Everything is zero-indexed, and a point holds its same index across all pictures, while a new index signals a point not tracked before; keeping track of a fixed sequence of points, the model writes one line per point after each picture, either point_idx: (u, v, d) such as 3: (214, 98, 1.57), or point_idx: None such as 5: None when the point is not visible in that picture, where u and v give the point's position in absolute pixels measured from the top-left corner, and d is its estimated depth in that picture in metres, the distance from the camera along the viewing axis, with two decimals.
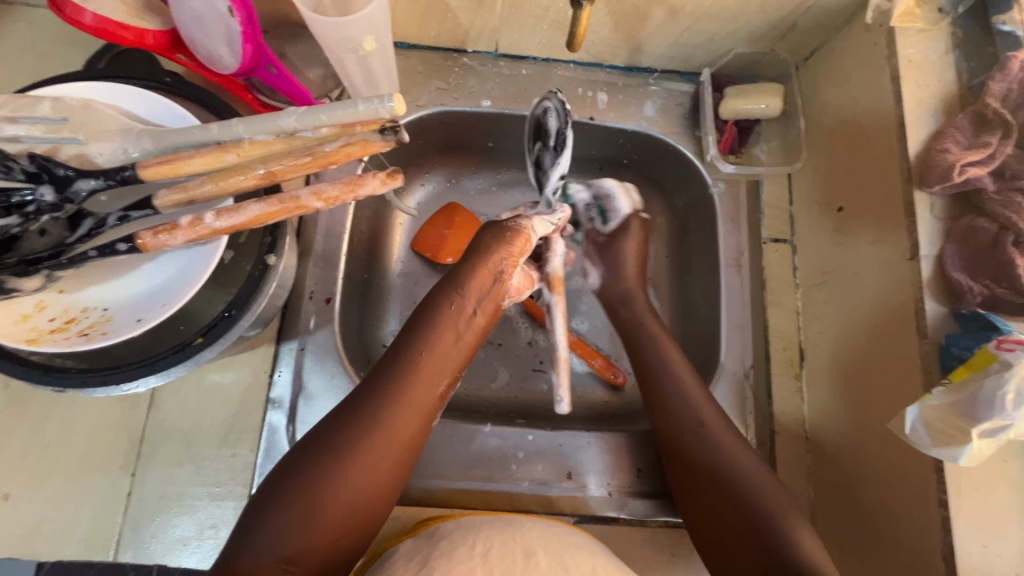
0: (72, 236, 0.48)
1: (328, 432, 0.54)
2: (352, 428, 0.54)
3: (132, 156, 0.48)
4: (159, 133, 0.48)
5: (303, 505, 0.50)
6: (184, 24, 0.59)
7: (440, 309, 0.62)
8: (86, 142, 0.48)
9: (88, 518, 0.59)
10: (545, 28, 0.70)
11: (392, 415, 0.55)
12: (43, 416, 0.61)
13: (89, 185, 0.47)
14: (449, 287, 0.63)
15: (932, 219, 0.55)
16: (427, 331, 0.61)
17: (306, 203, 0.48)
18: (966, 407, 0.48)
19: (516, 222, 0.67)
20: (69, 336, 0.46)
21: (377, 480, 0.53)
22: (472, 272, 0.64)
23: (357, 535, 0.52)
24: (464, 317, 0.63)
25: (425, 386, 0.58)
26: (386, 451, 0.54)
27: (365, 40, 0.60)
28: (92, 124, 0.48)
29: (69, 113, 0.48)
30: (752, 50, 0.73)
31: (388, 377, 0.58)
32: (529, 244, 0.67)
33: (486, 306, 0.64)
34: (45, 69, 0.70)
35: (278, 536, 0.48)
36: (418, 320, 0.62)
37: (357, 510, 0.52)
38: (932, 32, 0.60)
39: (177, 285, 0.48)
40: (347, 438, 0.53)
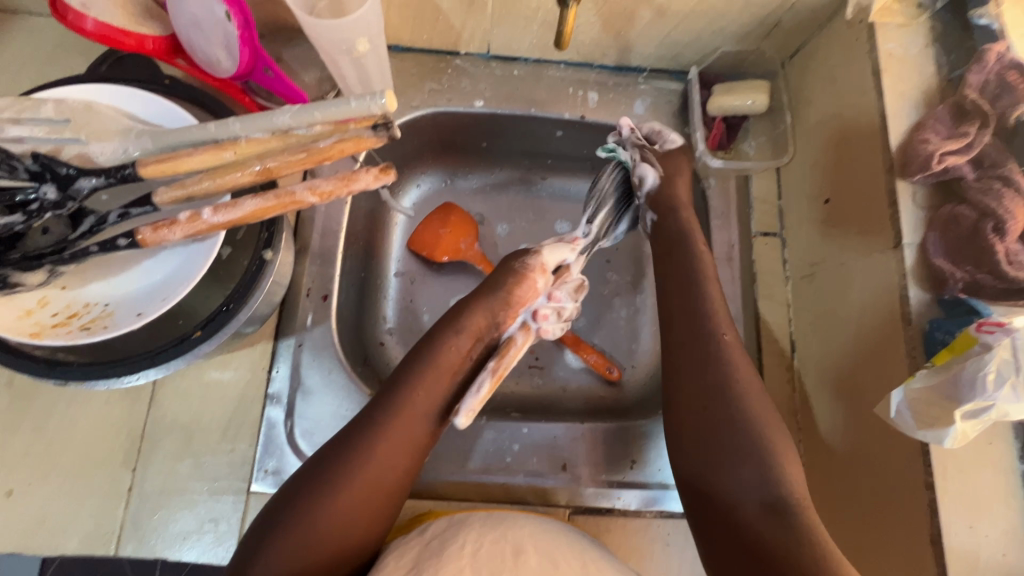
0: (74, 233, 0.49)
1: (323, 464, 0.54)
2: (343, 465, 0.54)
3: (133, 155, 0.50)
4: (159, 132, 0.50)
5: (296, 532, 0.50)
6: (183, 29, 0.61)
7: (435, 354, 0.61)
8: (88, 142, 0.50)
9: (90, 513, 0.60)
10: (535, 29, 0.72)
11: (382, 452, 0.55)
12: (45, 414, 0.62)
13: (91, 182, 0.48)
14: (451, 327, 0.63)
15: (914, 208, 0.56)
16: (420, 374, 0.59)
17: (302, 198, 0.49)
18: (949, 389, 0.48)
19: (524, 264, 0.67)
20: (71, 330, 0.48)
21: (362, 518, 0.53)
22: (472, 317, 0.63)
23: (348, 562, 0.53)
24: (460, 357, 0.61)
25: (412, 427, 0.57)
26: (372, 488, 0.54)
27: (358, 42, 0.61)
28: (93, 125, 0.50)
29: (71, 114, 0.50)
30: (739, 48, 0.74)
31: (382, 410, 0.57)
32: (533, 291, 0.66)
33: (479, 351, 0.63)
34: (47, 74, 0.72)
35: (273, 563, 0.49)
36: (415, 357, 0.61)
37: (347, 544, 0.52)
38: (912, 27, 0.62)
39: (176, 281, 0.49)
40: (338, 470, 0.53)
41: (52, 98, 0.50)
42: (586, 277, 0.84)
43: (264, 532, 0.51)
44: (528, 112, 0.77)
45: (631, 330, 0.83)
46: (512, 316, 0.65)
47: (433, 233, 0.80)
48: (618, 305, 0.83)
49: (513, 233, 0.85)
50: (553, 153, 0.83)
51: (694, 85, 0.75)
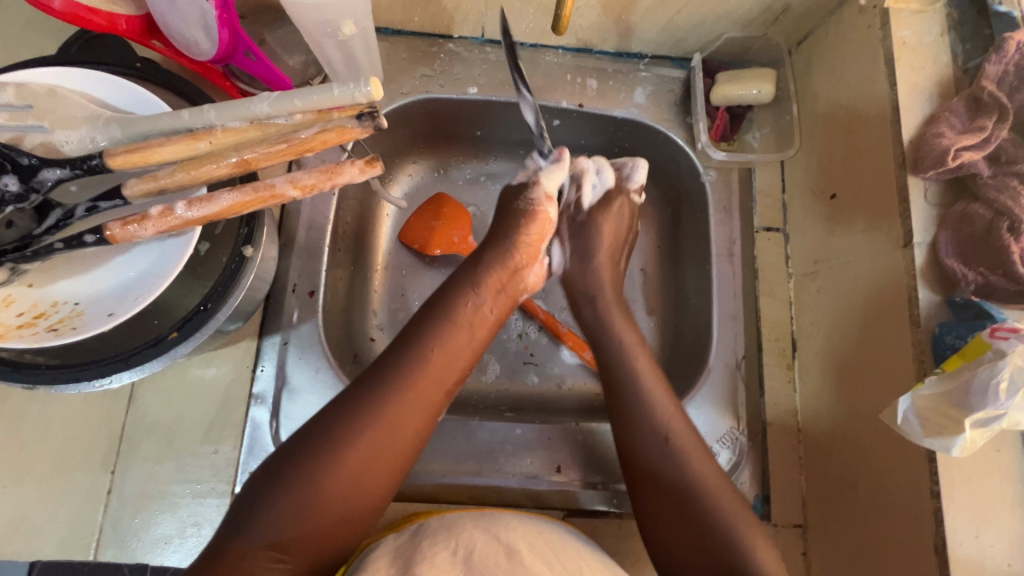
0: (38, 228, 0.46)
1: (337, 417, 0.52)
2: (357, 417, 0.52)
3: (100, 144, 0.47)
4: (129, 120, 0.46)
5: (303, 488, 0.48)
6: (157, 9, 0.57)
7: (452, 302, 0.60)
8: (52, 130, 0.47)
9: (67, 517, 0.58)
10: (532, 11, 0.68)
11: (397, 406, 0.53)
12: (19, 415, 0.60)
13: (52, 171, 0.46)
14: (471, 276, 0.62)
15: (925, 205, 0.54)
16: (437, 324, 0.58)
17: (282, 192, 0.46)
18: (960, 397, 0.46)
19: (524, 203, 0.65)
20: (37, 332, 0.45)
21: (372, 477, 0.51)
22: (489, 267, 0.63)
23: (358, 522, 0.51)
24: (480, 312, 0.61)
25: (430, 381, 0.55)
26: (387, 445, 0.52)
27: (345, 23, 0.58)
28: (57, 111, 0.47)
29: (33, 99, 0.47)
30: (745, 34, 0.71)
31: (400, 362, 0.55)
32: (547, 225, 0.66)
33: (501, 300, 0.63)
34: (14, 57, 0.68)
35: (274, 521, 0.47)
36: (434, 307, 0.60)
37: (355, 504, 0.51)
38: (927, 14, 0.59)
39: (149, 278, 0.46)
40: (348, 423, 0.51)
41: (12, 81, 0.46)
42: None
43: (262, 491, 0.48)
44: (523, 99, 0.74)
45: None
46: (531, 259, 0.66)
47: (425, 223, 0.77)
48: None
49: None
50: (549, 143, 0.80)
51: (697, 73, 0.72)
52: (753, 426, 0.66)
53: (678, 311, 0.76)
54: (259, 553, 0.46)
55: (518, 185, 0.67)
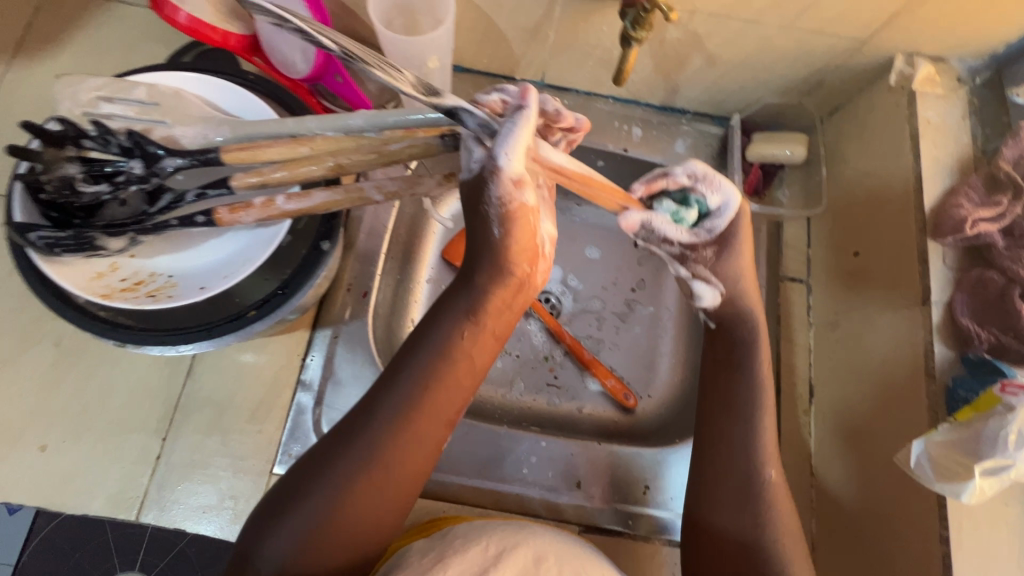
0: (150, 210, 0.53)
1: (332, 455, 0.50)
2: (350, 459, 0.50)
3: (212, 141, 0.53)
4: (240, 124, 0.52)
5: (309, 534, 0.48)
6: (264, 32, 0.67)
7: (444, 333, 0.53)
8: (173, 126, 0.53)
9: (117, 476, 0.62)
10: (591, 64, 0.76)
11: (396, 450, 0.51)
12: (87, 376, 0.64)
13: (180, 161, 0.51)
14: (460, 300, 0.54)
15: (943, 268, 0.59)
16: (431, 361, 0.52)
17: (369, 196, 0.53)
18: (971, 444, 0.49)
19: (496, 203, 0.50)
20: (138, 296, 0.51)
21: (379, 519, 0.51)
22: (489, 292, 0.53)
23: (362, 555, 0.51)
24: (483, 341, 0.54)
25: (429, 423, 0.52)
26: (382, 487, 0.50)
27: (429, 60, 0.66)
28: (179, 110, 0.54)
29: (160, 98, 0.54)
30: (781, 101, 0.78)
31: (390, 401, 0.51)
32: (532, 218, 0.52)
33: (502, 321, 0.56)
34: (129, 59, 0.76)
35: (280, 556, 0.48)
36: (423, 336, 0.54)
37: (358, 545, 0.50)
38: (950, 99, 0.65)
39: (239, 261, 0.53)
40: (343, 469, 0.50)
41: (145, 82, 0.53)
42: (609, 304, 0.87)
43: (268, 522, 0.49)
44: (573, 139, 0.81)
45: (650, 360, 0.84)
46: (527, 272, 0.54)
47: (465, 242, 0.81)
48: (638, 334, 0.85)
49: None
50: None
51: (734, 132, 0.79)
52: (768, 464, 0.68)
53: None
54: None
55: (476, 182, 0.50)
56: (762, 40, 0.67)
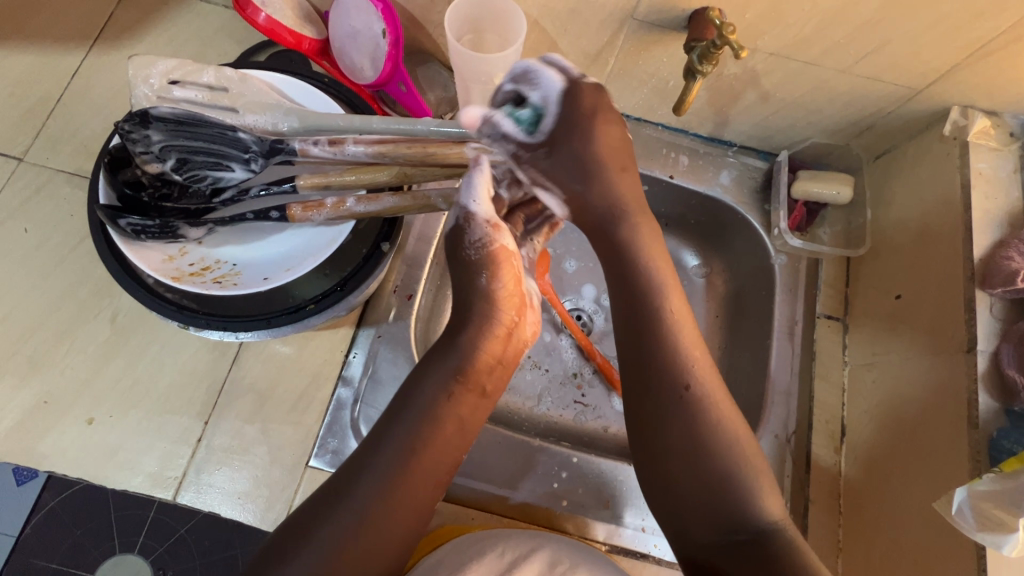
0: (216, 199, 0.55)
1: (317, 519, 0.48)
2: (335, 521, 0.47)
3: (281, 129, 0.56)
4: (306, 115, 0.56)
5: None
6: (339, 39, 0.72)
7: (434, 394, 0.51)
8: (243, 114, 0.56)
9: (159, 454, 0.63)
10: (646, 91, 0.78)
11: (376, 511, 0.48)
12: (137, 354, 0.66)
13: (248, 138, 0.54)
14: (449, 359, 0.51)
15: (990, 318, 0.59)
16: (420, 423, 0.50)
17: (433, 203, 0.55)
18: (1015, 496, 0.49)
19: (476, 251, 0.52)
20: (204, 281, 0.53)
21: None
22: (476, 350, 0.51)
23: None
24: (470, 403, 0.52)
25: (414, 481, 0.49)
26: (366, 553, 0.47)
27: (496, 76, 0.67)
28: (248, 97, 0.56)
29: (228, 84, 0.56)
30: (829, 141, 0.79)
31: (376, 462, 0.49)
32: (514, 261, 0.53)
33: (492, 381, 0.53)
34: (202, 54, 0.80)
35: None
36: (409, 397, 0.51)
37: None
38: (1002, 152, 0.67)
39: (301, 255, 0.55)
40: (328, 529, 0.47)
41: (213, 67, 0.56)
42: None
43: None
44: None
45: None
46: (513, 329, 0.53)
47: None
48: None
49: (580, 272, 0.89)
50: None
51: (780, 166, 0.81)
52: (797, 500, 0.68)
53: (733, 378, 0.80)
54: None
55: (453, 235, 0.53)
56: (818, 82, 0.68)
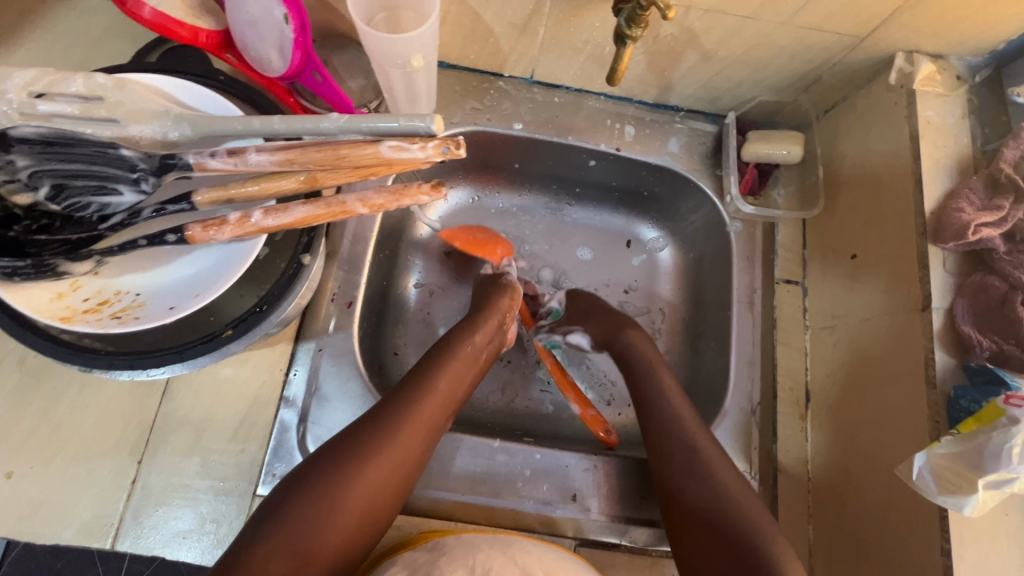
0: (104, 224, 0.50)
1: (353, 433, 0.55)
2: (372, 436, 0.55)
3: (172, 138, 0.48)
4: (199, 119, 0.47)
5: (318, 506, 0.50)
6: (237, 27, 0.63)
7: (452, 348, 0.64)
8: (125, 124, 0.47)
9: (90, 502, 0.59)
10: (582, 60, 0.73)
11: (406, 429, 0.56)
12: (54, 397, 0.61)
13: (132, 156, 0.47)
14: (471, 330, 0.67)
15: (944, 273, 0.58)
16: (439, 361, 0.63)
17: (352, 208, 0.49)
18: (974, 458, 0.49)
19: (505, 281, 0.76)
20: (101, 318, 0.48)
21: (380, 498, 0.53)
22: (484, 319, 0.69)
23: (367, 532, 0.53)
24: (473, 355, 0.65)
25: (431, 410, 0.59)
26: (396, 462, 0.55)
27: (413, 57, 0.62)
28: (130, 105, 0.47)
29: (102, 92, 0.47)
30: (777, 99, 0.76)
31: (404, 393, 0.59)
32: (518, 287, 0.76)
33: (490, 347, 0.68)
34: (91, 58, 0.72)
35: (292, 525, 0.49)
36: (438, 352, 0.64)
37: (367, 518, 0.52)
38: (950, 97, 0.64)
39: (211, 276, 0.50)
40: (366, 442, 0.54)
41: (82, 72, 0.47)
42: None
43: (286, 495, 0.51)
44: (565, 139, 0.78)
45: None
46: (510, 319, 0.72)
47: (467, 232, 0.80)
48: None
49: (535, 257, 0.85)
50: (583, 181, 0.84)
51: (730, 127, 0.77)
52: (765, 472, 0.67)
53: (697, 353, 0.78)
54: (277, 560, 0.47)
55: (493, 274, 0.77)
56: (758, 37, 0.64)
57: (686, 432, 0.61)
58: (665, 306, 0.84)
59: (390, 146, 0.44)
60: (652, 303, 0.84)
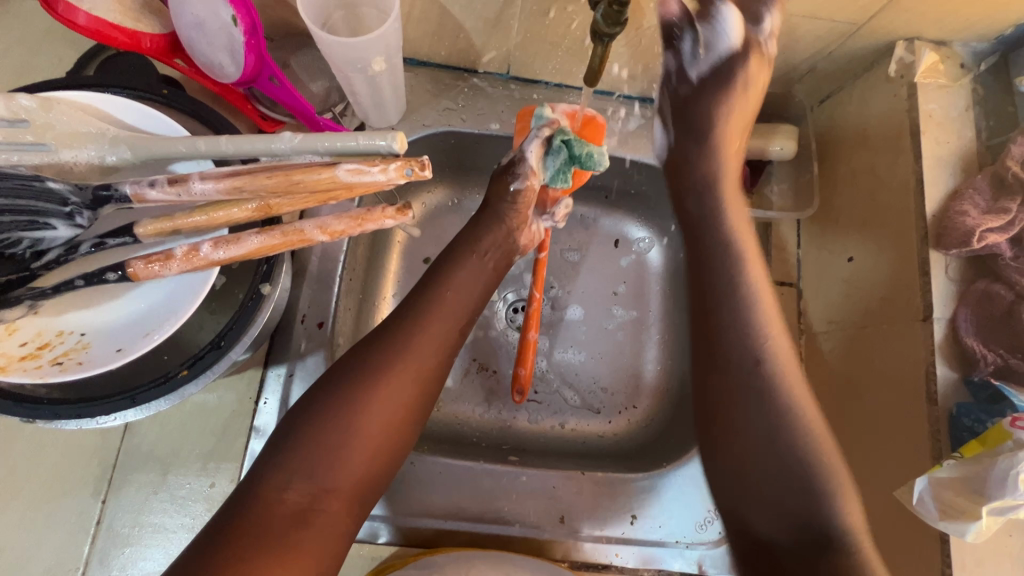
0: (38, 262, 0.46)
1: (358, 356, 0.51)
2: (379, 358, 0.51)
3: (109, 162, 0.44)
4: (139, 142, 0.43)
5: (333, 435, 0.47)
6: (184, 31, 0.57)
7: (460, 257, 0.59)
8: (55, 149, 0.43)
9: (54, 546, 0.56)
10: (561, 54, 0.69)
11: (415, 349, 0.52)
12: (10, 435, 0.58)
13: (62, 188, 0.43)
14: (480, 244, 0.60)
15: (946, 280, 0.54)
16: (447, 271, 0.58)
17: (311, 236, 0.45)
18: (979, 483, 0.46)
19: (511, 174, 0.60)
20: (41, 364, 0.44)
21: (398, 426, 0.50)
22: (490, 230, 0.61)
23: (387, 463, 0.50)
24: (481, 269, 0.59)
25: (440, 324, 0.54)
26: (409, 381, 0.51)
27: (374, 61, 0.57)
28: (61, 128, 0.44)
29: (27, 114, 0.42)
30: (769, 90, 0.71)
31: (411, 310, 0.55)
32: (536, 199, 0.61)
33: (501, 255, 0.62)
34: (31, 66, 0.66)
35: (302, 463, 0.46)
36: (442, 264, 0.59)
37: (386, 448, 0.49)
38: (953, 89, 0.60)
39: (160, 314, 0.46)
40: (372, 365, 0.50)
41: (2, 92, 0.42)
42: (590, 312, 0.81)
43: (294, 427, 0.48)
44: None
45: (635, 369, 0.79)
46: (524, 222, 0.63)
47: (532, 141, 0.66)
48: (622, 342, 0.80)
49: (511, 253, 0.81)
50: None
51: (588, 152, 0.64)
52: None
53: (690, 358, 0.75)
54: (290, 494, 0.45)
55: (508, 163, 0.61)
56: None
57: None
58: (652, 311, 0.81)
59: (348, 170, 0.39)
60: (640, 306, 0.81)
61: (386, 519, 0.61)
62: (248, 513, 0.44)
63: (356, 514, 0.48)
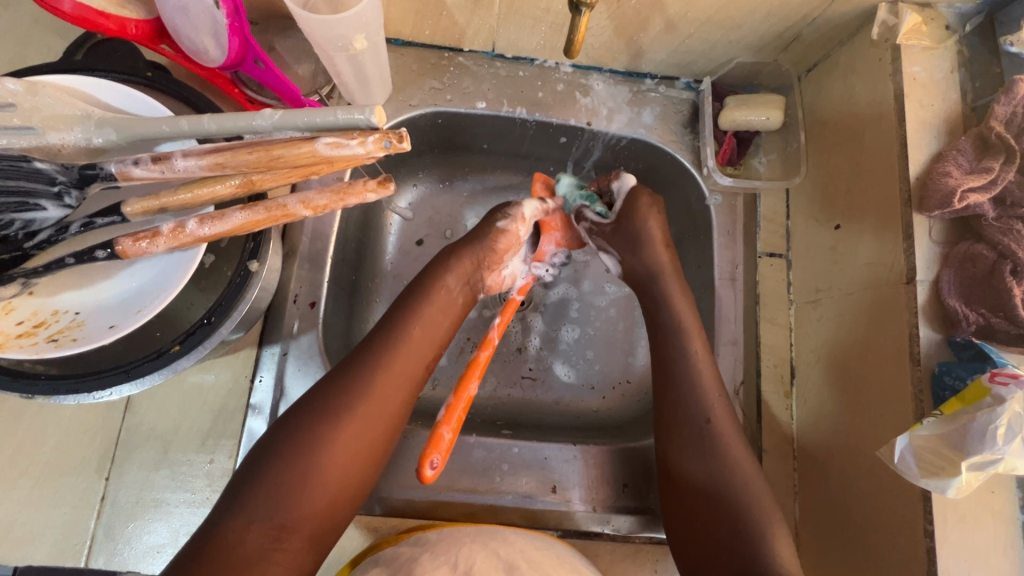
0: (30, 242, 0.47)
1: (324, 386, 0.53)
2: (345, 392, 0.52)
3: (95, 143, 0.44)
4: (121, 121, 0.44)
5: (298, 467, 0.49)
6: (168, 13, 0.57)
7: (427, 293, 0.61)
8: (42, 132, 0.44)
9: (61, 522, 0.58)
10: (544, 29, 0.68)
11: (381, 386, 0.54)
12: (15, 417, 0.60)
13: (49, 168, 0.44)
14: (448, 270, 0.63)
15: (929, 243, 0.54)
16: (417, 303, 0.60)
17: (294, 211, 0.46)
18: (958, 438, 0.47)
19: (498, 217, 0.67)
20: (37, 341, 0.45)
21: (364, 453, 0.52)
22: (460, 259, 0.64)
23: (353, 495, 0.51)
24: (450, 301, 0.62)
25: (406, 365, 0.56)
26: (374, 415, 0.53)
27: (355, 39, 0.57)
28: (46, 111, 0.44)
29: (14, 99, 0.43)
30: (754, 60, 0.71)
31: (375, 342, 0.56)
32: (514, 241, 0.67)
33: (468, 290, 0.64)
34: (21, 56, 0.67)
35: (268, 500, 0.47)
36: (410, 293, 0.61)
37: (351, 482, 0.51)
38: (938, 50, 0.59)
39: (150, 291, 0.47)
40: (338, 400, 0.52)
41: None
42: (582, 289, 0.81)
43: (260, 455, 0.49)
44: (533, 116, 0.73)
45: (627, 344, 0.80)
46: (497, 262, 0.66)
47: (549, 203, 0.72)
48: (614, 318, 0.81)
49: None
50: (553, 159, 0.80)
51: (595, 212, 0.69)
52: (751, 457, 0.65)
53: None
54: (252, 535, 0.46)
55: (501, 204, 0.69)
56: None
57: (670, 393, 0.59)
58: None
59: (328, 143, 0.40)
60: None
61: (382, 491, 0.63)
62: (205, 552, 0.44)
63: (320, 543, 0.49)
